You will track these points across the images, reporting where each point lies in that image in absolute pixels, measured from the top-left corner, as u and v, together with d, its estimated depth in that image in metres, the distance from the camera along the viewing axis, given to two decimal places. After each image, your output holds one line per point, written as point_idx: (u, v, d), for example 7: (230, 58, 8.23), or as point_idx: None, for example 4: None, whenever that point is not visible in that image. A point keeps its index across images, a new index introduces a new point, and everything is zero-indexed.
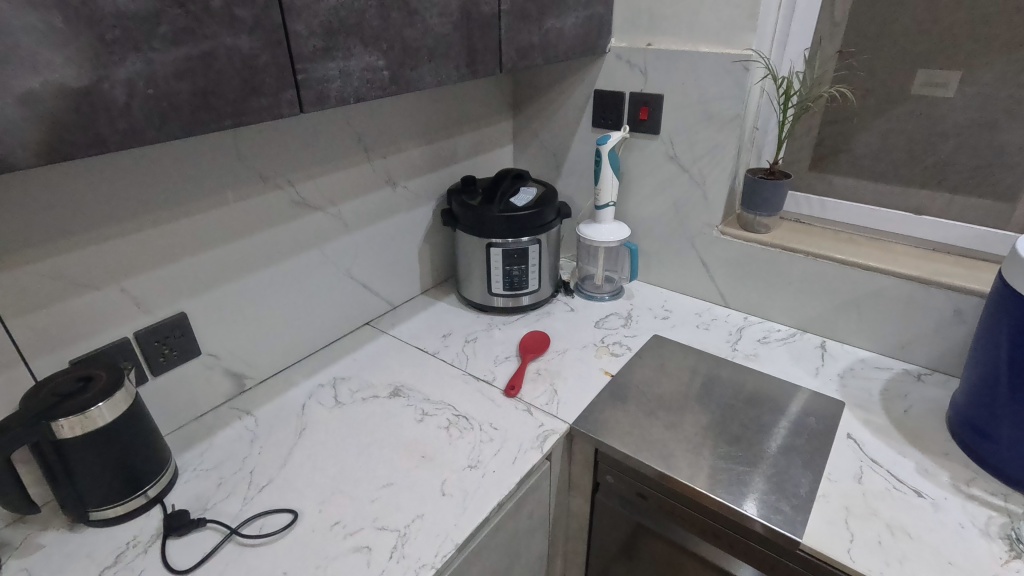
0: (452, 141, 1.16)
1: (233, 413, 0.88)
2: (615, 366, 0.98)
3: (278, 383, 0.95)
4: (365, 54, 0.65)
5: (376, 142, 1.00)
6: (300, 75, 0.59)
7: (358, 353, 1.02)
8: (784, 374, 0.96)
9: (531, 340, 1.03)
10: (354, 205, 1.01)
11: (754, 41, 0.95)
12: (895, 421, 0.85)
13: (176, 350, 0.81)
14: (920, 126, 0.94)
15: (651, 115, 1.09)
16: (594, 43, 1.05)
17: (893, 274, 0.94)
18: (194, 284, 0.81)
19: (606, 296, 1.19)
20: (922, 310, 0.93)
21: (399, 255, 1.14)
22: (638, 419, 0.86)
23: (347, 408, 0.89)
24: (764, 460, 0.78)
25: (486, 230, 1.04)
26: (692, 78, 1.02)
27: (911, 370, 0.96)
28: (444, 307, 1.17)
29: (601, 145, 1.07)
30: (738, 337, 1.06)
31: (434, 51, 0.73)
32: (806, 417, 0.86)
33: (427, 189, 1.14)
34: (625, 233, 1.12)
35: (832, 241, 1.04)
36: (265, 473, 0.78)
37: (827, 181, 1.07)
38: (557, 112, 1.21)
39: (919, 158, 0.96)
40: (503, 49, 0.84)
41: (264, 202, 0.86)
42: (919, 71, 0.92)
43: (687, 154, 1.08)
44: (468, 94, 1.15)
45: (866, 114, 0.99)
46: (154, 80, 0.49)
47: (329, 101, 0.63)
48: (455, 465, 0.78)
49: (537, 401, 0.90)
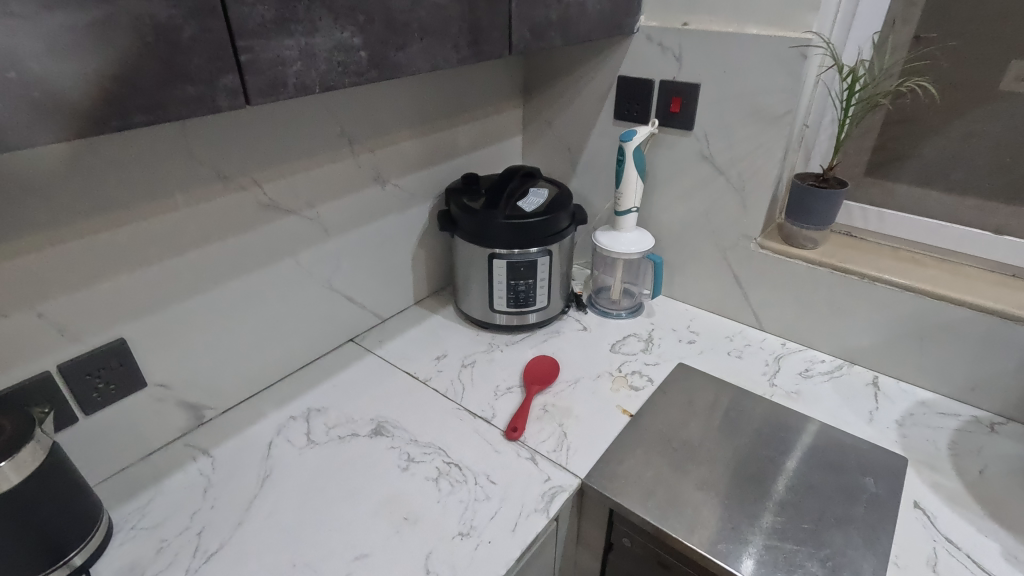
0: (452, 133, 1.01)
1: (188, 452, 0.76)
2: (635, 403, 0.85)
3: (244, 414, 0.82)
4: (335, 28, 0.50)
5: (362, 133, 0.85)
6: (244, 54, 0.45)
7: (338, 378, 0.89)
8: (832, 419, 0.82)
9: (537, 368, 0.89)
10: (336, 206, 0.86)
11: (816, 22, 0.80)
12: (969, 486, 0.72)
13: (114, 383, 0.68)
14: (1011, 130, 0.79)
15: (684, 107, 0.93)
16: (621, 21, 0.89)
17: (969, 306, 0.79)
18: (136, 306, 0.68)
19: (624, 313, 1.05)
20: (1001, 350, 0.79)
21: (390, 263, 1.00)
22: (663, 474, 0.73)
23: (321, 449, 0.76)
24: (817, 536, 0.65)
25: (490, 240, 0.90)
26: (736, 66, 0.86)
27: (983, 419, 0.82)
28: (440, 321, 1.04)
29: (625, 143, 0.92)
30: (776, 368, 0.92)
31: (427, 26, 0.58)
32: (862, 478, 0.72)
33: (423, 187, 0.99)
34: (648, 244, 0.98)
35: (892, 261, 0.89)
36: (215, 535, 0.65)
37: (888, 190, 0.92)
38: (574, 101, 1.06)
39: (1006, 169, 0.81)
40: (515, 26, 0.69)
41: (223, 205, 0.72)
42: (1015, 63, 0.76)
43: (725, 155, 0.93)
44: (471, 78, 1.00)
45: (944, 112, 0.83)
46: (19, 60, 0.34)
47: (287, 88, 0.48)
48: (443, 531, 0.65)
49: (543, 447, 0.77)
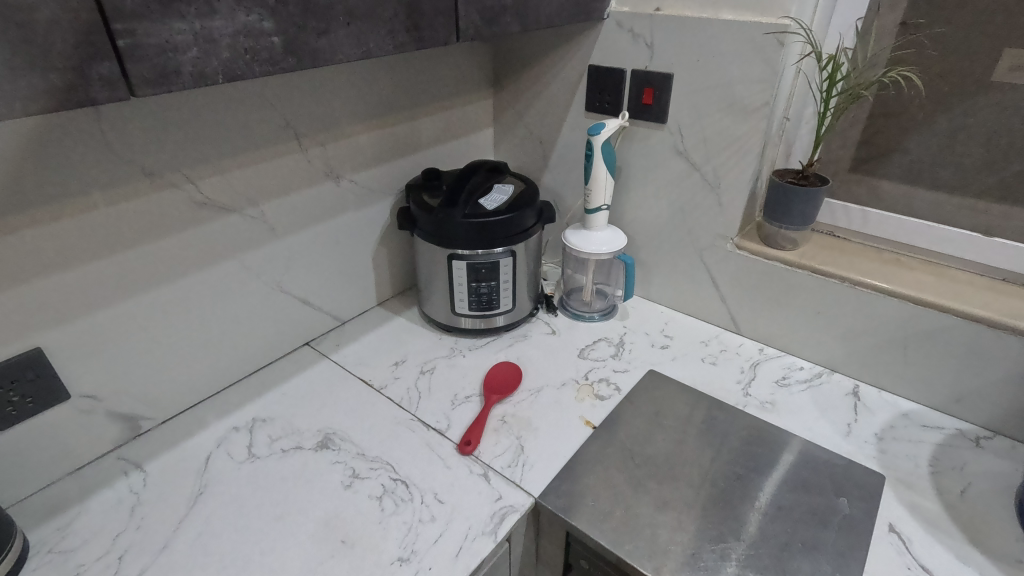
0: (414, 125, 0.95)
1: (119, 467, 0.71)
2: (599, 414, 0.80)
3: (184, 424, 0.77)
4: (239, 10, 0.45)
5: (310, 125, 0.80)
6: (123, 39, 0.39)
7: (288, 385, 0.84)
8: (808, 432, 0.78)
9: (497, 376, 0.85)
10: (284, 204, 0.81)
11: (794, 7, 0.74)
12: (950, 507, 0.67)
13: (31, 397, 0.63)
14: (1003, 124, 0.73)
15: (657, 99, 0.87)
16: (589, 6, 0.83)
17: (956, 313, 0.74)
18: (53, 313, 0.63)
19: (596, 316, 1.00)
20: (987, 361, 0.74)
21: (348, 263, 0.95)
22: (623, 493, 0.68)
23: (261, 463, 0.72)
24: (783, 563, 0.61)
25: (448, 239, 0.85)
26: (710, 55, 0.81)
27: (968, 432, 0.77)
28: (402, 324, 0.99)
29: (593, 137, 0.86)
30: (752, 376, 0.88)
31: (355, 9, 0.53)
32: (836, 497, 0.68)
33: (382, 183, 0.94)
34: (619, 244, 0.93)
35: (875, 263, 0.84)
36: (137, 560, 0.60)
37: (873, 188, 0.86)
38: (544, 92, 1.00)
39: (997, 166, 0.76)
40: (461, 10, 0.64)
41: (152, 204, 0.67)
42: (1007, 52, 0.71)
43: (699, 150, 0.87)
44: (434, 68, 0.94)
45: (932, 104, 0.77)
46: None
47: (181, 78, 0.43)
48: (382, 556, 0.61)
49: (498, 462, 0.72)
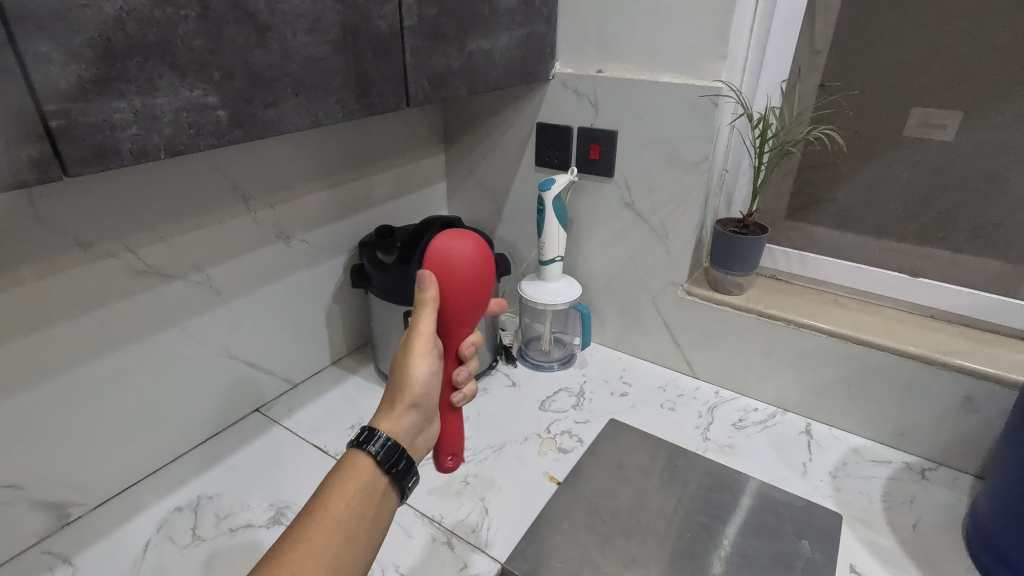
0: (366, 183, 0.96)
1: (46, 562, 0.65)
2: (563, 470, 0.79)
3: (120, 508, 0.72)
4: (181, 88, 0.44)
5: (257, 187, 0.79)
6: (55, 119, 0.38)
7: (238, 457, 0.80)
8: (768, 474, 0.79)
9: (446, 262, 0.54)
10: (231, 269, 0.79)
11: (724, 71, 0.79)
12: (906, 545, 0.69)
13: None
14: (918, 173, 0.80)
15: (603, 154, 0.91)
16: (534, 68, 0.87)
17: (895, 351, 0.78)
18: None
19: (555, 365, 1.01)
20: (928, 396, 0.77)
21: (301, 323, 0.92)
22: (590, 553, 0.67)
23: (207, 546, 0.67)
24: None
25: (404, 296, 0.84)
26: (650, 113, 0.85)
27: (913, 465, 0.81)
28: (358, 382, 0.96)
29: (543, 192, 0.89)
30: (710, 420, 0.89)
31: (303, 82, 0.53)
32: (797, 541, 0.69)
33: (335, 241, 0.93)
34: (575, 294, 0.94)
35: (817, 306, 0.88)
36: None
37: (808, 234, 0.92)
38: (496, 147, 1.03)
39: (915, 213, 0.82)
40: (410, 76, 0.64)
41: (86, 276, 0.64)
42: (915, 110, 0.78)
43: (646, 203, 0.91)
44: (386, 126, 0.95)
45: (852, 158, 0.84)
46: None
47: (120, 155, 0.42)
48: None
49: (461, 528, 0.70)
